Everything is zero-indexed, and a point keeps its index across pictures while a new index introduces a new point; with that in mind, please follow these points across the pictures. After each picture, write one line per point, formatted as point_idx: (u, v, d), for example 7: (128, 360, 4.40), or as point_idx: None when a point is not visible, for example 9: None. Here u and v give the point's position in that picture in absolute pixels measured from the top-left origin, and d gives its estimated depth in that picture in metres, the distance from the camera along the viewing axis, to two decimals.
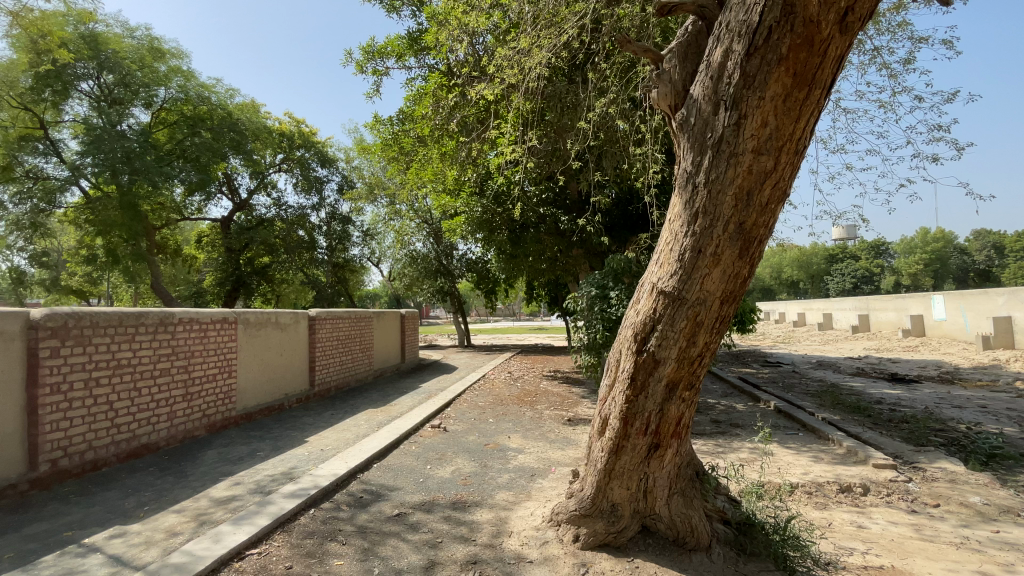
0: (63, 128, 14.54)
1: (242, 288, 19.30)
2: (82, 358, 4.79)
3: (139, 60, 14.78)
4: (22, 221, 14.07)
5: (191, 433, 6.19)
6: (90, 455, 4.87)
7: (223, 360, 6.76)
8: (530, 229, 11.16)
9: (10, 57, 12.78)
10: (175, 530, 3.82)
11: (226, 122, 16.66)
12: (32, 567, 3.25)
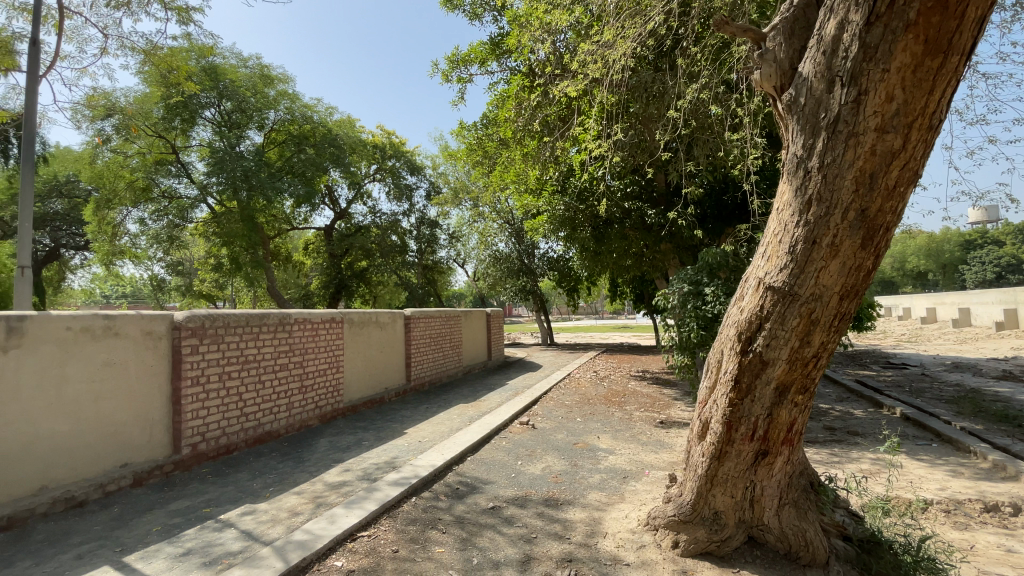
0: (189, 151, 16.52)
1: (344, 290, 20.90)
2: (216, 354, 5.47)
3: (253, 88, 16.53)
4: (160, 235, 16.29)
5: (306, 422, 6.84)
6: (224, 440, 5.56)
7: (331, 356, 7.37)
8: (615, 225, 10.92)
9: (149, 93, 14.82)
10: (296, 511, 4.24)
11: (326, 139, 18.13)
12: (185, 535, 3.77)
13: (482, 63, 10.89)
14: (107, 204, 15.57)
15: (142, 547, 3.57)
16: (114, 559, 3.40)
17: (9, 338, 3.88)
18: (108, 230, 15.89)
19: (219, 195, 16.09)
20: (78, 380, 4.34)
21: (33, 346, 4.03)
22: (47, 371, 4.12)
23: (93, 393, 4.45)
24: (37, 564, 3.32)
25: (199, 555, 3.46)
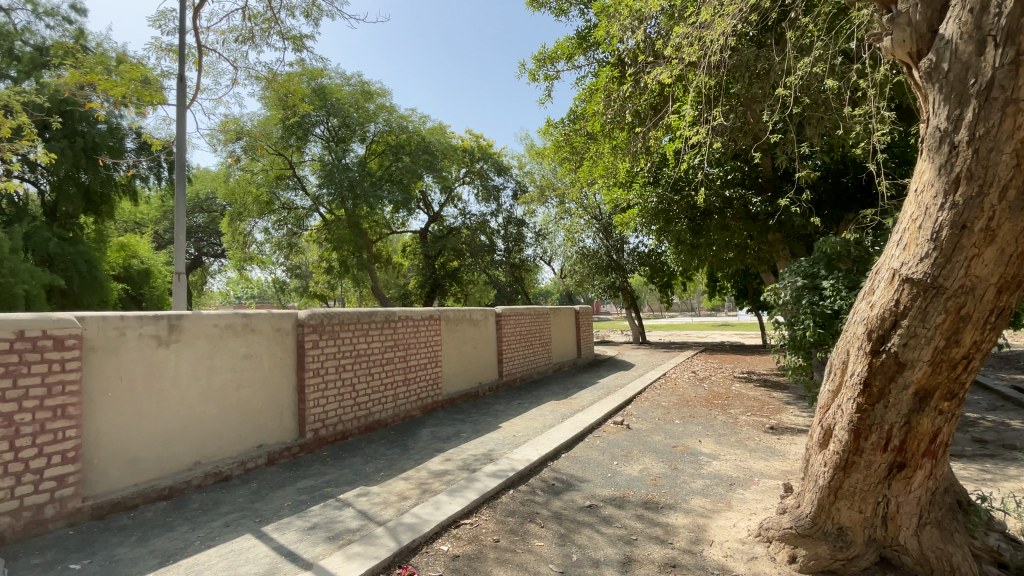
0: (303, 166, 18.27)
1: (438, 289, 21.90)
2: (333, 348, 6.02)
3: (356, 104, 17.88)
4: (282, 242, 18.26)
5: (410, 413, 7.29)
6: (340, 427, 6.11)
7: (431, 351, 7.78)
8: (713, 216, 10.30)
9: (272, 117, 16.65)
10: (404, 495, 4.55)
11: (420, 146, 19.11)
12: (311, 511, 4.21)
13: (569, 59, 10.82)
14: (239, 217, 17.79)
15: (277, 519, 4.04)
16: (256, 528, 3.88)
17: (172, 334, 4.59)
18: (240, 239, 18.14)
19: (329, 205, 17.69)
20: (224, 370, 5.01)
21: (189, 341, 4.72)
22: (201, 362, 4.81)
23: (236, 381, 5.12)
24: (198, 527, 3.89)
25: (323, 530, 3.84)
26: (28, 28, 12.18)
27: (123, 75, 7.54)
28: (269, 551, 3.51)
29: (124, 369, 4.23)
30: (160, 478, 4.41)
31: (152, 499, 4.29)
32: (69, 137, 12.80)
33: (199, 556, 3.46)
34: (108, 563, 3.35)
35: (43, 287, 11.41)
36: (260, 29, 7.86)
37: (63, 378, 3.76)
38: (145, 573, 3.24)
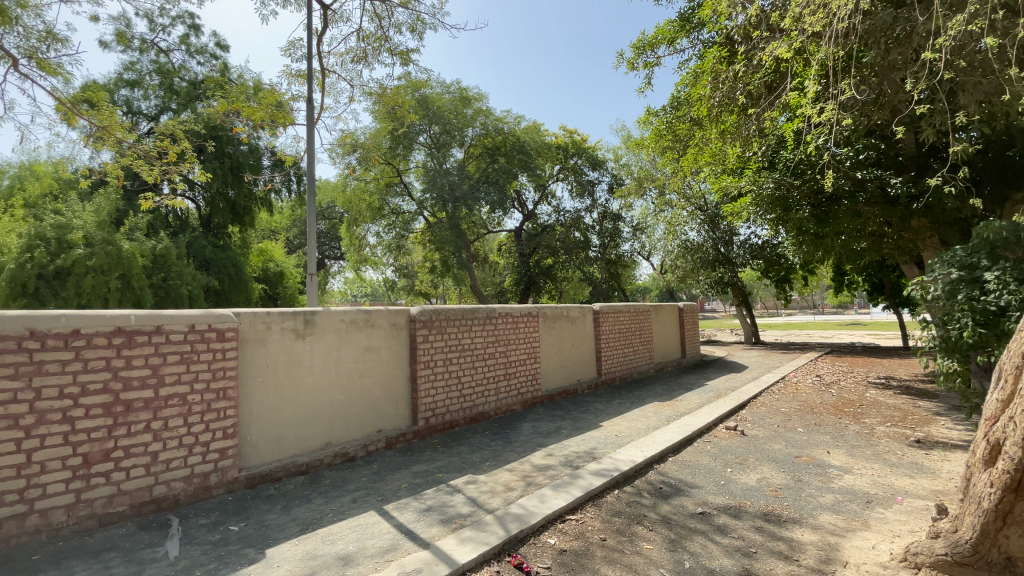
0: (408, 172, 19.46)
1: (533, 287, 22.11)
2: (440, 342, 6.37)
3: (455, 110, 18.65)
4: (391, 244, 19.66)
5: (511, 407, 7.48)
6: (448, 417, 6.45)
7: (531, 347, 7.91)
8: (840, 202, 9.22)
9: (381, 128, 18.00)
10: (510, 486, 4.68)
11: (516, 146, 19.42)
12: (425, 494, 4.50)
13: (671, 43, 10.31)
14: (354, 222, 19.43)
15: (396, 499, 4.38)
16: (378, 506, 4.25)
17: (307, 327, 5.16)
18: (354, 243, 19.83)
19: (431, 208, 18.67)
20: (348, 360, 5.54)
21: (320, 334, 5.28)
22: (329, 353, 5.35)
23: (358, 371, 5.62)
24: (330, 501, 4.35)
25: (437, 513, 4.09)
26: (189, 68, 14.38)
27: (261, 101, 8.61)
28: (391, 528, 3.82)
29: (270, 357, 4.84)
30: (299, 455, 4.99)
31: (292, 473, 4.87)
32: (218, 159, 14.95)
33: (332, 527, 3.86)
34: (261, 526, 3.87)
35: (203, 288, 13.43)
36: (372, 48, 8.52)
37: (224, 365, 4.40)
38: (290, 537, 3.70)
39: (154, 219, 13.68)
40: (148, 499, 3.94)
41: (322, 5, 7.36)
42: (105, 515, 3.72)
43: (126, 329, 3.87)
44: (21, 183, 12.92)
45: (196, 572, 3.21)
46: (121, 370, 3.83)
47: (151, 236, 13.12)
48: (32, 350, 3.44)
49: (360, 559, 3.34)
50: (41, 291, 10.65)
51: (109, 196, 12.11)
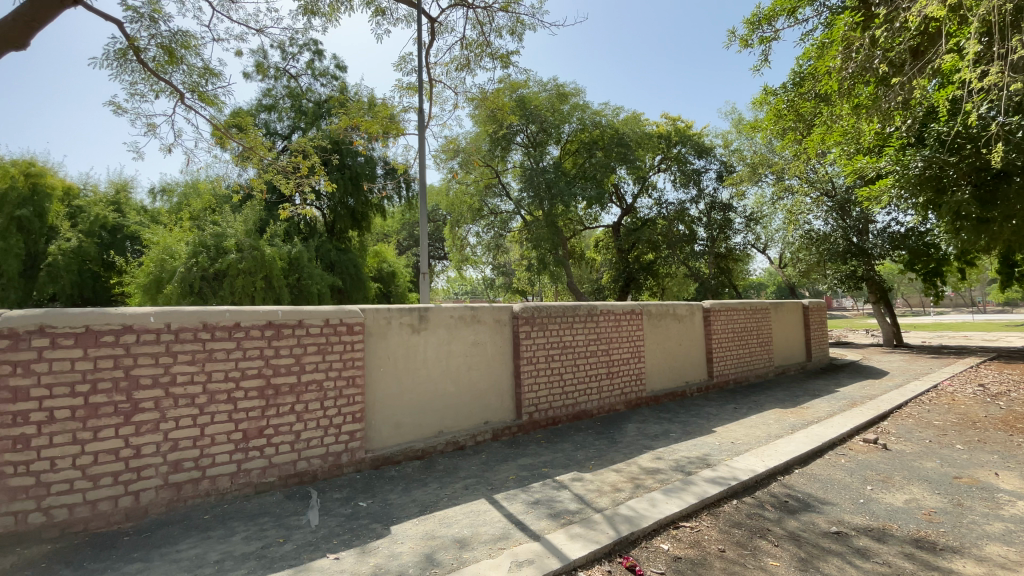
0: (506, 172, 19.88)
1: (633, 284, 21.38)
2: (543, 339, 6.43)
3: (552, 107, 18.68)
4: (491, 243, 20.25)
5: (615, 407, 7.33)
6: (551, 413, 6.50)
7: (635, 345, 7.68)
8: (1013, 179, 7.73)
9: (481, 131, 18.59)
10: (618, 487, 4.60)
11: (615, 139, 18.92)
12: (533, 488, 4.59)
13: (791, 14, 9.36)
14: (456, 223, 20.26)
15: (505, 490, 4.52)
16: (488, 495, 4.42)
17: (421, 322, 5.51)
18: (456, 243, 20.68)
19: (529, 207, 18.88)
20: (457, 355, 5.81)
21: (433, 329, 5.60)
22: (440, 347, 5.66)
23: (467, 365, 5.88)
24: (444, 486, 4.60)
25: (545, 507, 4.15)
26: (313, 90, 16.02)
27: (376, 115, 9.33)
28: (501, 518, 3.94)
29: (389, 350, 5.24)
30: (415, 441, 5.35)
31: (409, 457, 5.24)
32: (338, 170, 16.51)
33: (448, 511, 4.09)
34: (385, 504, 4.22)
35: (328, 287, 14.92)
36: (474, 55, 8.83)
37: (352, 356, 4.86)
38: (411, 517, 3.98)
39: (289, 226, 15.45)
40: (292, 472, 4.48)
41: (429, 18, 7.79)
42: (259, 484, 4.30)
43: (274, 323, 4.43)
44: (188, 200, 15.35)
45: (333, 541, 3.59)
46: (271, 358, 4.39)
47: (287, 242, 14.86)
48: (205, 339, 4.08)
49: (474, 544, 3.50)
50: (205, 290, 12.55)
51: (253, 208, 13.92)
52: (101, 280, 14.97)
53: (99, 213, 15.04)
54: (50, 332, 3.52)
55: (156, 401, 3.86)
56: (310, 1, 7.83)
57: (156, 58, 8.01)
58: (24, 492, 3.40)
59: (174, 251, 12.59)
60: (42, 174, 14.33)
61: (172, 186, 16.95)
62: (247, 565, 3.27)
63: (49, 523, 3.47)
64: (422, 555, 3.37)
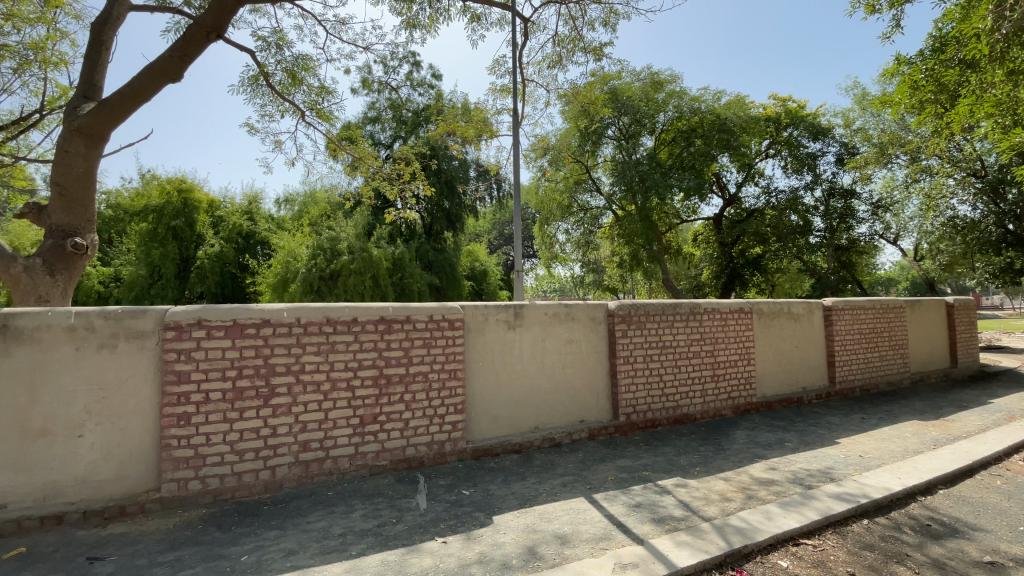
0: (597, 167, 19.53)
1: (737, 280, 19.87)
2: (640, 338, 6.21)
3: (646, 97, 18.01)
4: (582, 240, 20.03)
5: (720, 411, 6.89)
6: (651, 415, 6.27)
7: (742, 346, 7.15)
8: None
9: (572, 127, 18.46)
10: (727, 496, 4.33)
11: (715, 126, 17.75)
12: (634, 490, 4.48)
13: None
14: (546, 221, 20.27)
15: (604, 490, 4.46)
16: (588, 493, 4.38)
17: (517, 319, 5.61)
18: (547, 241, 20.70)
19: (622, 202, 18.37)
20: (553, 352, 5.83)
21: (528, 326, 5.68)
22: (536, 344, 5.71)
23: (562, 362, 5.87)
24: (543, 481, 4.65)
25: (648, 511, 4.03)
26: (412, 100, 16.95)
27: (472, 119, 9.63)
28: (602, 518, 3.90)
29: (487, 346, 5.40)
30: (512, 436, 5.47)
31: (507, 451, 5.36)
32: (434, 174, 17.34)
33: (548, 506, 4.13)
34: (487, 494, 4.36)
35: (426, 285, 15.72)
36: (566, 51, 8.78)
37: (454, 350, 5.07)
38: (512, 509, 4.08)
39: (392, 228, 16.47)
40: (402, 457, 4.79)
41: (523, 19, 7.89)
42: (373, 466, 4.66)
43: (385, 318, 4.76)
44: (307, 208, 17.02)
45: (440, 525, 3.79)
46: (384, 351, 4.74)
47: (390, 243, 15.90)
48: (328, 333, 4.51)
49: (576, 542, 3.50)
50: (321, 289, 13.83)
51: (360, 213, 15.09)
52: (238, 280, 17.09)
53: (236, 222, 17.20)
54: (206, 325, 4.10)
55: (288, 387, 4.34)
56: (411, 15, 8.30)
57: (282, 81, 8.98)
58: (188, 461, 4.01)
59: (297, 254, 14.06)
60: (193, 190, 16.70)
61: (293, 197, 18.90)
62: (365, 541, 3.56)
63: (207, 489, 4.06)
64: (525, 548, 3.44)
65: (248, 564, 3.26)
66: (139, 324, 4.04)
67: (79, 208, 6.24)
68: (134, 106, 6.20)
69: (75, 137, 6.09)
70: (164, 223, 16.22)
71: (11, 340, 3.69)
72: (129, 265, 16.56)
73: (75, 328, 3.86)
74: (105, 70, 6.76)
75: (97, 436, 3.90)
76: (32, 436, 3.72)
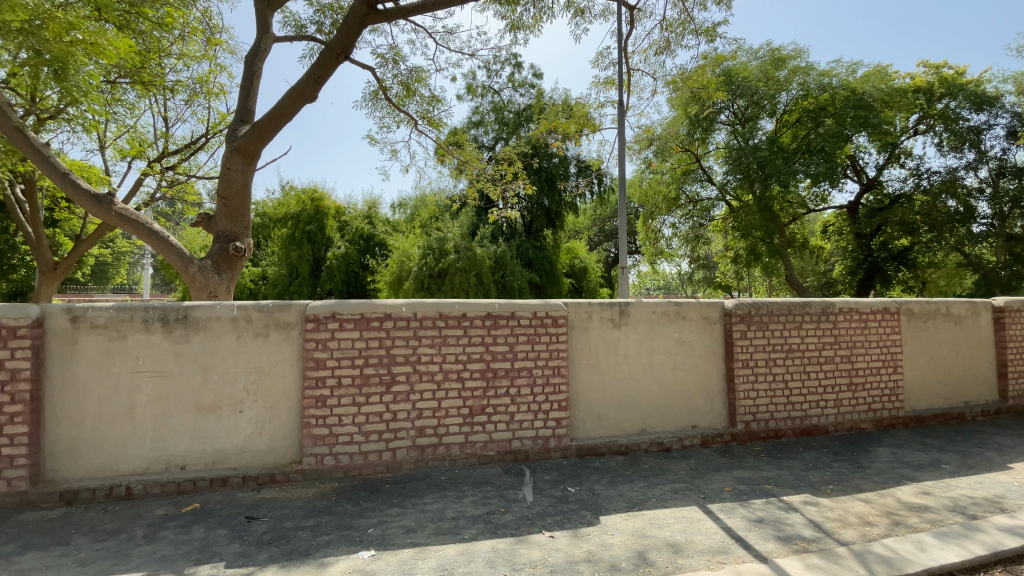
0: (708, 156, 18.31)
1: (878, 276, 17.26)
2: (762, 340, 5.71)
3: (765, 76, 16.55)
4: (690, 235, 18.91)
5: (858, 425, 6.10)
6: (773, 424, 5.74)
7: (887, 352, 6.26)
8: None
9: (679, 115, 17.53)
10: (868, 520, 3.84)
11: (850, 102, 15.70)
12: (754, 504, 4.15)
13: None
14: (650, 216, 19.43)
15: (720, 501, 4.19)
16: (702, 503, 4.15)
17: (623, 317, 5.47)
18: (651, 236, 19.85)
19: (736, 191, 17.03)
20: (661, 352, 5.59)
21: (635, 325, 5.51)
22: (644, 343, 5.52)
23: (672, 364, 5.61)
24: (652, 486, 4.49)
25: (771, 527, 3.72)
26: (514, 101, 17.29)
27: (574, 115, 9.52)
28: (719, 530, 3.68)
29: (592, 344, 5.34)
30: (618, 437, 5.34)
31: (614, 452, 5.25)
32: (536, 172, 17.54)
33: (658, 512, 3.99)
34: (593, 493, 4.31)
35: (528, 282, 15.94)
36: (676, 35, 8.33)
37: (558, 346, 5.09)
38: (620, 511, 4.00)
39: (495, 227, 16.93)
40: (508, 449, 4.91)
41: (628, 7, 7.65)
42: (481, 456, 4.84)
43: (492, 314, 4.91)
44: (419, 211, 18.18)
45: (548, 519, 3.83)
46: (491, 345, 4.90)
47: (493, 242, 16.38)
48: (441, 327, 4.77)
49: (691, 552, 3.35)
50: (431, 286, 14.66)
51: (466, 214, 15.79)
52: (359, 278, 18.76)
53: (358, 226, 18.95)
54: (339, 318, 4.56)
55: (406, 377, 4.67)
56: (515, 17, 8.47)
57: (398, 94, 9.67)
58: (323, 439, 4.49)
59: (410, 254, 15.10)
60: (322, 198, 18.67)
61: (406, 201, 20.30)
62: (477, 527, 3.73)
63: (338, 465, 4.51)
64: (634, 551, 3.36)
65: (374, 537, 3.58)
66: (284, 316, 4.61)
67: (240, 216, 7.29)
68: (280, 125, 7.08)
69: (236, 156, 7.12)
70: (300, 228, 18.33)
71: (191, 328, 4.43)
72: (273, 265, 19.01)
73: (237, 319, 4.52)
74: (255, 96, 7.79)
75: (253, 412, 4.53)
76: (206, 409, 4.44)
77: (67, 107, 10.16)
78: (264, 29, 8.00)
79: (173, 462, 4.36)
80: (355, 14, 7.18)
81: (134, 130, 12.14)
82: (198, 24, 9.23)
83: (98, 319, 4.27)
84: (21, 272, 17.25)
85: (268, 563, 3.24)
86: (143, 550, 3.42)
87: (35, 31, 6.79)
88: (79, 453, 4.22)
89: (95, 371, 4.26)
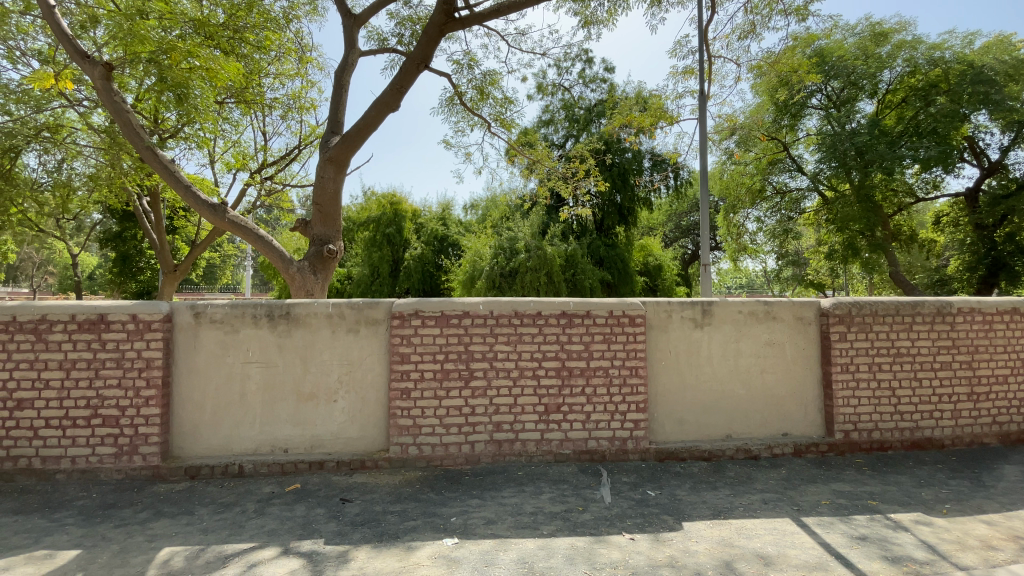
0: (797, 144, 17.03)
1: (1003, 270, 15.02)
2: (865, 342, 5.23)
3: (864, 54, 15.17)
4: (776, 229, 17.63)
5: (980, 439, 5.40)
6: (878, 435, 5.24)
7: (1016, 359, 5.50)
8: None
9: (763, 101, 16.48)
10: (994, 544, 3.45)
11: (967, 76, 13.86)
12: (857, 520, 3.83)
13: None
14: (731, 210, 18.27)
15: (816, 514, 3.91)
16: (795, 515, 3.89)
17: (705, 317, 5.24)
18: (733, 231, 18.69)
19: (830, 181, 15.61)
20: (749, 354, 5.29)
21: (719, 325, 5.26)
22: (729, 344, 5.26)
23: (760, 366, 5.29)
24: (739, 494, 4.27)
25: (877, 546, 3.44)
26: (584, 97, 17.09)
27: (649, 109, 9.16)
28: (815, 545, 3.44)
29: (671, 344, 5.18)
30: (700, 442, 5.14)
31: (695, 457, 5.05)
32: (608, 169, 17.30)
33: (746, 521, 3.79)
34: (675, 498, 4.19)
35: (598, 280, 15.66)
36: (762, 17, 7.82)
37: (635, 346, 4.97)
38: (704, 518, 3.85)
39: (565, 226, 16.69)
40: (584, 449, 4.88)
41: None
42: (558, 454, 4.86)
43: (567, 312, 4.91)
44: (490, 211, 18.49)
45: (627, 522, 3.77)
46: (566, 344, 4.90)
47: (564, 241, 16.24)
48: (516, 325, 4.85)
49: (784, 566, 3.17)
50: (502, 286, 14.80)
51: (536, 214, 15.84)
52: (434, 277, 19.44)
53: (433, 227, 19.82)
54: (421, 315, 4.78)
55: (484, 373, 4.80)
56: (589, 13, 8.41)
57: (472, 97, 9.90)
58: (407, 429, 4.74)
59: (482, 254, 15.39)
60: (401, 203, 19.66)
61: (478, 202, 20.76)
62: (555, 523, 3.76)
63: (421, 455, 4.74)
64: (721, 561, 3.24)
65: (456, 526, 3.73)
66: (373, 313, 4.91)
67: (332, 221, 7.85)
68: (367, 135, 7.55)
69: (328, 165, 7.66)
70: (380, 231, 19.35)
71: (293, 323, 4.84)
72: (356, 266, 20.15)
73: (333, 315, 4.87)
74: (344, 107, 8.34)
75: (346, 402, 4.87)
76: (305, 398, 4.84)
77: (183, 126, 11.45)
78: (351, 45, 8.54)
79: (277, 445, 4.80)
80: (434, 24, 7.48)
81: (238, 145, 13.42)
82: (291, 45, 10.05)
83: (215, 314, 4.79)
84: (148, 273, 19.60)
85: (361, 543, 3.48)
86: (254, 523, 3.81)
87: (160, 62, 7.70)
88: (200, 434, 4.77)
89: (213, 361, 4.79)
